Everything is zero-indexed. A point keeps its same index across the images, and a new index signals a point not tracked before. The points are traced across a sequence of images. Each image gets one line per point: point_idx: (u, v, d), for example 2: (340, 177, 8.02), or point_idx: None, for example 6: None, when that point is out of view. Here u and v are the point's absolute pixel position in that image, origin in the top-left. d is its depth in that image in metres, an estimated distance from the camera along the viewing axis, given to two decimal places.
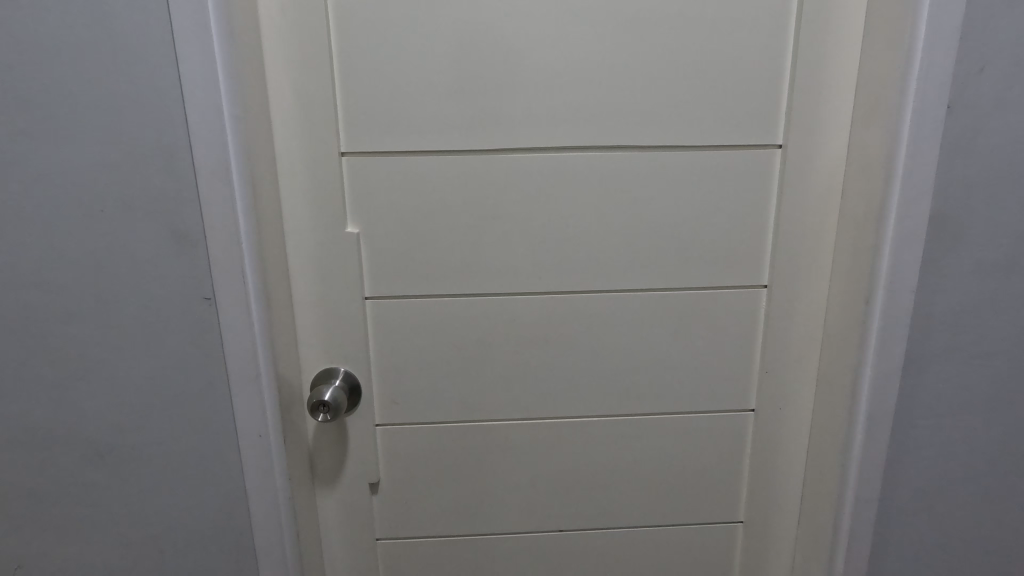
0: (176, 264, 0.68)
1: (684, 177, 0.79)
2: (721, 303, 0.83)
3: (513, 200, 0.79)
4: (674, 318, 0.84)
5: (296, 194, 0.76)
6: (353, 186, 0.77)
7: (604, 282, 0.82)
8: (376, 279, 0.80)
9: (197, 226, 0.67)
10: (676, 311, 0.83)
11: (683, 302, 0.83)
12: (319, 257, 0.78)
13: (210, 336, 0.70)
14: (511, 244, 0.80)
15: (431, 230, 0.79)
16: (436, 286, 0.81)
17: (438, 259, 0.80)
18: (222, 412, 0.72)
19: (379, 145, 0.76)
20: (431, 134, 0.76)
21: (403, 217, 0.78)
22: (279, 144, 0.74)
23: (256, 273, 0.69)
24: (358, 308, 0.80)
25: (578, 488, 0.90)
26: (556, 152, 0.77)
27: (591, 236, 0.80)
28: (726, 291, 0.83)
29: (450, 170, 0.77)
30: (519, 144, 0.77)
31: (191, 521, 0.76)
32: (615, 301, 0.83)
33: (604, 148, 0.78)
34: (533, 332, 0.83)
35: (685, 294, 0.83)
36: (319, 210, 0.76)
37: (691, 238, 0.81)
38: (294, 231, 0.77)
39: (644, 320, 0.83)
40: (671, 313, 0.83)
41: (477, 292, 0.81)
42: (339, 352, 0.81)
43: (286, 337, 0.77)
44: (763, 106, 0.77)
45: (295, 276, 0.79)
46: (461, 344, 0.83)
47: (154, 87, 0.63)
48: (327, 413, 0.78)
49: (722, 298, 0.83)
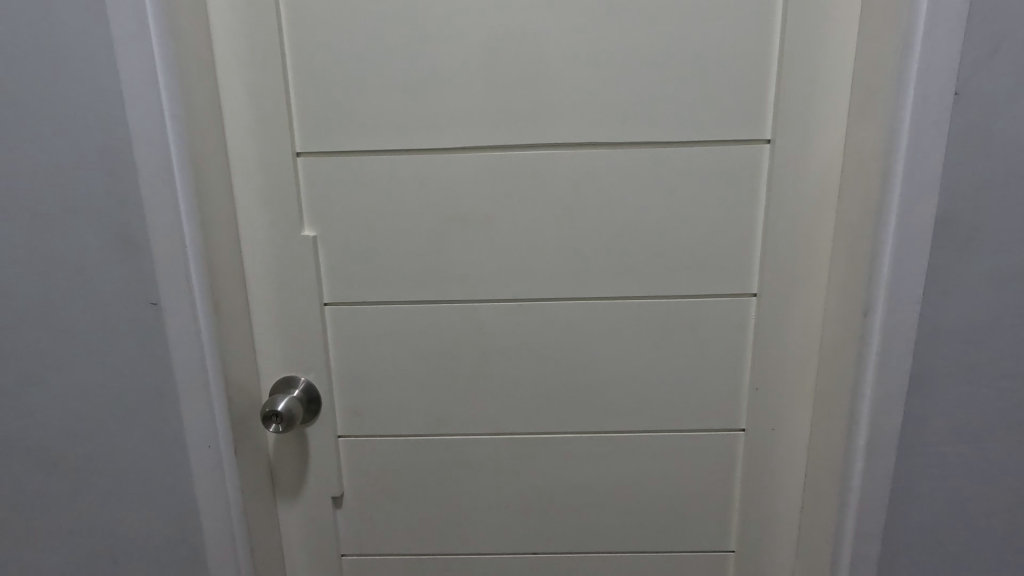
0: (123, 269, 0.66)
1: (664, 175, 0.73)
2: (707, 313, 0.76)
3: (478, 202, 0.74)
4: (655, 328, 0.77)
5: (254, 197, 0.73)
6: (310, 187, 0.74)
7: (578, 288, 0.76)
8: (335, 285, 0.76)
9: (140, 230, 0.65)
10: (657, 320, 0.77)
11: (666, 311, 0.77)
12: (276, 261, 0.75)
13: (158, 342, 0.68)
14: (478, 250, 0.75)
15: (392, 234, 0.75)
16: (399, 293, 0.77)
17: (399, 264, 0.76)
18: (172, 422, 0.70)
19: (335, 145, 0.72)
20: (389, 132, 0.72)
21: (363, 220, 0.74)
22: (233, 144, 0.72)
23: (203, 273, 0.67)
24: (316, 315, 0.76)
25: (554, 507, 0.84)
26: (521, 151, 0.73)
27: (564, 240, 0.75)
28: (712, 300, 0.76)
29: (410, 172, 0.73)
30: (482, 143, 0.72)
31: (143, 532, 0.74)
32: (591, 308, 0.77)
33: (574, 147, 0.72)
34: (502, 341, 0.78)
35: (666, 303, 0.76)
36: (274, 213, 0.74)
37: (674, 244, 0.74)
38: (250, 234, 0.74)
39: (623, 330, 0.77)
40: (653, 323, 0.77)
41: (441, 299, 0.77)
42: (298, 361, 0.78)
43: (240, 345, 0.74)
44: (748, 96, 0.70)
45: (252, 281, 0.76)
46: (426, 353, 0.78)
47: (94, 86, 0.61)
48: (279, 425, 0.74)
49: (708, 306, 0.76)
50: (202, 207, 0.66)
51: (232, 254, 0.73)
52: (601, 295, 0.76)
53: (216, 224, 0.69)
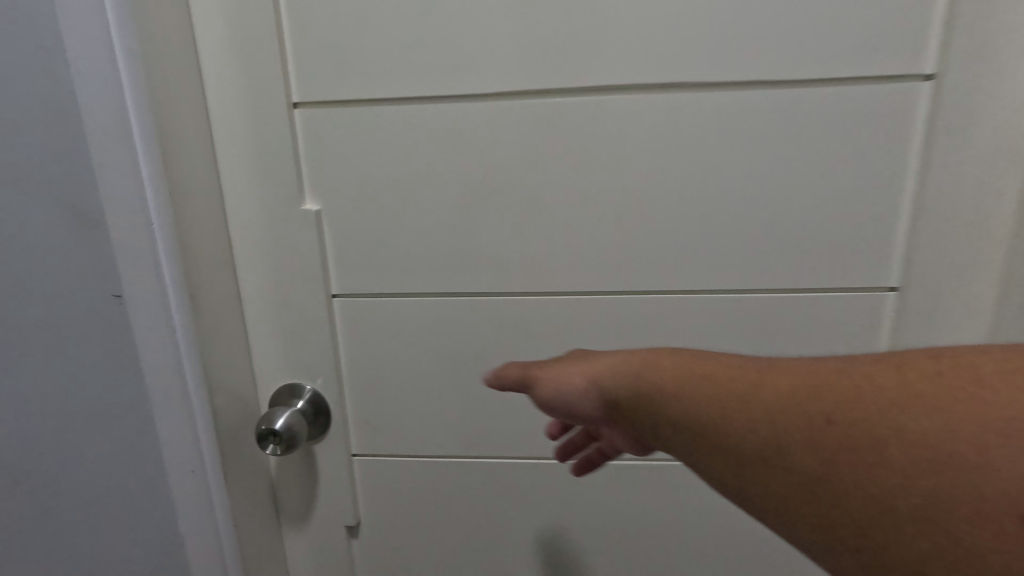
0: (78, 252, 0.53)
1: (773, 128, 0.54)
2: (815, 313, 0.58)
3: (521, 165, 0.57)
4: (741, 332, 0.60)
5: (239, 159, 0.58)
6: (311, 148, 0.58)
7: (647, 279, 0.59)
8: (345, 272, 0.61)
9: (95, 204, 0.51)
10: (745, 321, 0.59)
11: (754, 311, 0.59)
12: (269, 242, 0.60)
13: (126, 343, 0.55)
14: (520, 228, 0.59)
15: (415, 207, 0.59)
16: (423, 282, 0.61)
17: (424, 245, 0.60)
18: (148, 438, 0.58)
19: (341, 92, 0.56)
20: (410, 74, 0.55)
21: (375, 190, 0.59)
22: (214, 94, 0.57)
23: (175, 258, 0.53)
24: (322, 310, 0.62)
25: (613, 547, 0.68)
26: (583, 97, 0.55)
27: (634, 215, 0.57)
28: (820, 296, 0.58)
29: (436, 127, 0.56)
30: (530, 87, 0.55)
31: (123, 564, 0.62)
32: (659, 306, 0.60)
33: (654, 90, 0.54)
34: (552, 344, 0.62)
35: (759, 299, 0.58)
36: (267, 182, 0.58)
37: (782, 220, 0.56)
38: (239, 209, 0.60)
39: (692, 336, 0.60)
40: (740, 325, 0.59)
41: (476, 290, 0.61)
42: (301, 364, 0.64)
43: (229, 345, 0.60)
44: (904, 13, 0.50)
45: (244, 267, 0.61)
46: (457, 357, 0.63)
47: (28, 15, 0.47)
48: (278, 446, 0.60)
49: (814, 304, 0.58)
50: (171, 172, 0.51)
51: (213, 233, 0.58)
52: (679, 287, 0.59)
53: (188, 195, 0.54)
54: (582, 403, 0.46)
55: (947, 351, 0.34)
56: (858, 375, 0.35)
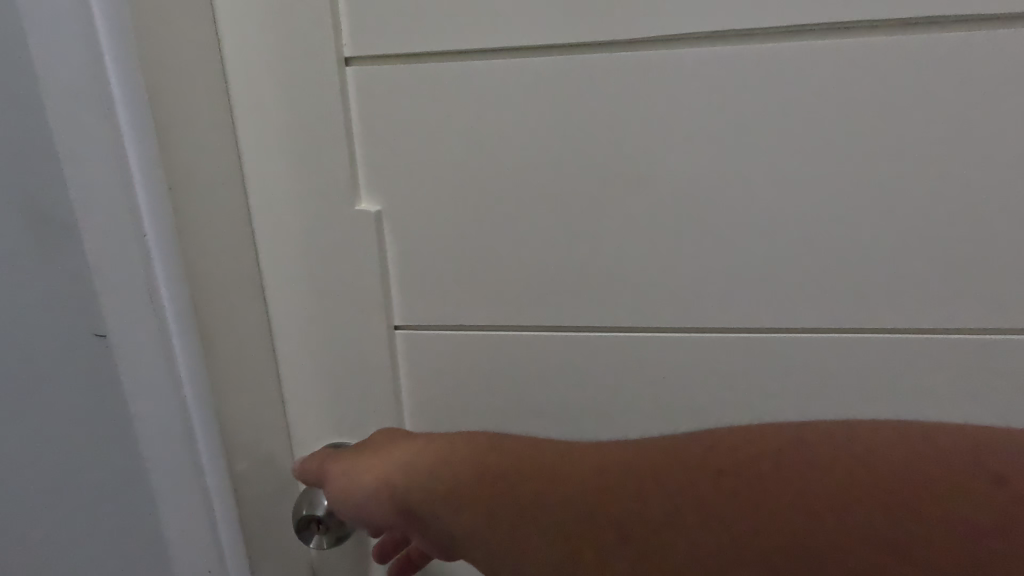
0: (48, 275, 0.37)
1: (970, 97, 0.37)
2: (943, 363, 0.42)
3: (643, 155, 0.40)
4: (862, 389, 0.43)
5: (271, 145, 0.42)
6: (371, 125, 0.42)
7: (739, 311, 0.43)
8: (414, 295, 0.46)
9: (66, 209, 0.35)
10: (816, 371, 0.43)
11: (876, 356, 0.43)
12: (310, 258, 0.44)
13: (114, 401, 0.39)
14: (634, 243, 0.42)
15: (513, 209, 0.43)
16: (520, 309, 0.45)
17: (524, 260, 0.44)
18: (147, 525, 0.43)
19: (415, 44, 0.40)
20: (516, 16, 0.38)
21: (460, 184, 0.42)
22: (233, 48, 0.40)
23: (180, 285, 0.37)
24: (382, 347, 0.46)
25: None
26: (769, 46, 0.37)
27: (760, 224, 0.41)
28: (954, 336, 0.42)
29: (550, 94, 0.40)
30: (692, 33, 0.38)
31: None
32: (750, 348, 0.44)
33: (880, 36, 0.37)
34: (692, 396, 0.45)
35: (843, 340, 0.43)
36: (309, 174, 0.42)
37: (980, 230, 0.39)
38: (268, 211, 0.43)
39: (783, 389, 0.44)
40: (861, 379, 0.43)
41: (591, 322, 0.45)
42: (354, 415, 0.49)
43: (256, 395, 0.45)
44: None
45: (275, 289, 0.45)
46: (560, 409, 0.47)
47: None
48: (323, 536, 0.45)
49: (912, 350, 0.42)
50: (171, 161, 0.35)
51: (235, 248, 0.42)
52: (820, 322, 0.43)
53: (199, 195, 0.38)
54: (370, 496, 0.40)
55: (828, 439, 0.29)
56: (649, 454, 0.32)
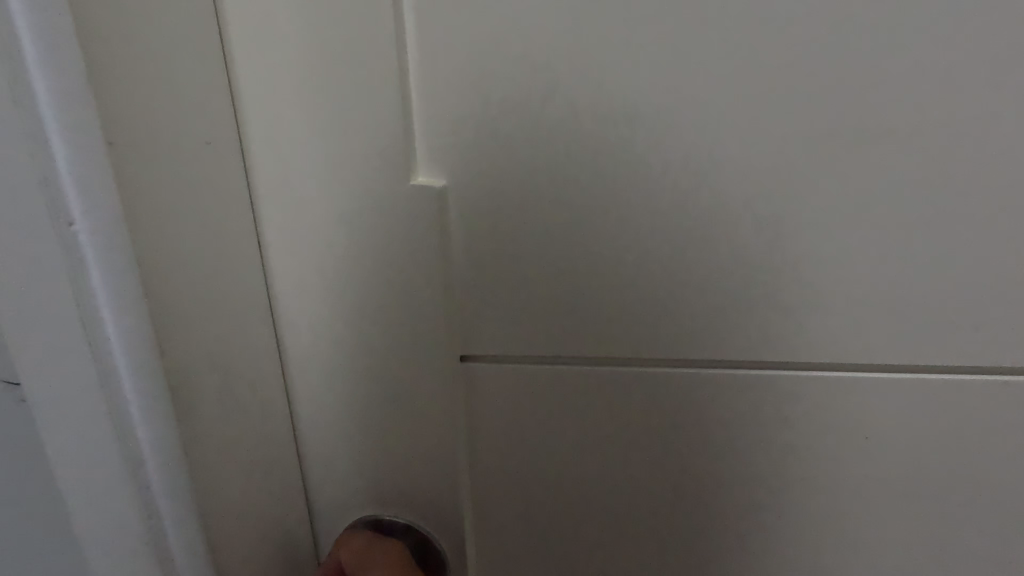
0: None
1: (980, 18, 0.26)
2: (923, 409, 0.32)
3: (764, 111, 0.28)
4: (751, 436, 0.34)
5: (294, 101, 0.29)
6: (428, 51, 0.28)
7: (664, 339, 0.32)
8: (486, 303, 0.32)
9: None
10: (718, 417, 0.33)
11: (783, 402, 0.33)
12: (332, 267, 0.31)
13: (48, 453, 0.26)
14: (737, 235, 0.30)
15: (634, 178, 0.29)
16: (636, 321, 0.32)
17: (645, 252, 0.31)
18: None
19: None
20: None
21: (558, 141, 0.29)
22: None
23: (132, 336, 0.24)
24: (437, 374, 0.33)
25: None
26: None
27: (924, 199, 0.29)
28: (929, 379, 0.32)
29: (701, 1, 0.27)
30: None
31: None
32: (695, 383, 0.33)
33: None
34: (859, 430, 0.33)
35: (766, 379, 0.32)
36: (339, 125, 0.29)
37: (1004, 206, 0.29)
38: (275, 178, 0.30)
39: (723, 437, 0.34)
40: (803, 423, 0.33)
41: (734, 336, 0.32)
42: (393, 466, 0.35)
43: (254, 445, 0.31)
44: None
45: (286, 291, 0.32)
46: (678, 451, 0.35)
47: None
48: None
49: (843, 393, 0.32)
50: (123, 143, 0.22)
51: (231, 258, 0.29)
52: (769, 352, 0.32)
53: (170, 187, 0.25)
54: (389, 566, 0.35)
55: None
56: None
